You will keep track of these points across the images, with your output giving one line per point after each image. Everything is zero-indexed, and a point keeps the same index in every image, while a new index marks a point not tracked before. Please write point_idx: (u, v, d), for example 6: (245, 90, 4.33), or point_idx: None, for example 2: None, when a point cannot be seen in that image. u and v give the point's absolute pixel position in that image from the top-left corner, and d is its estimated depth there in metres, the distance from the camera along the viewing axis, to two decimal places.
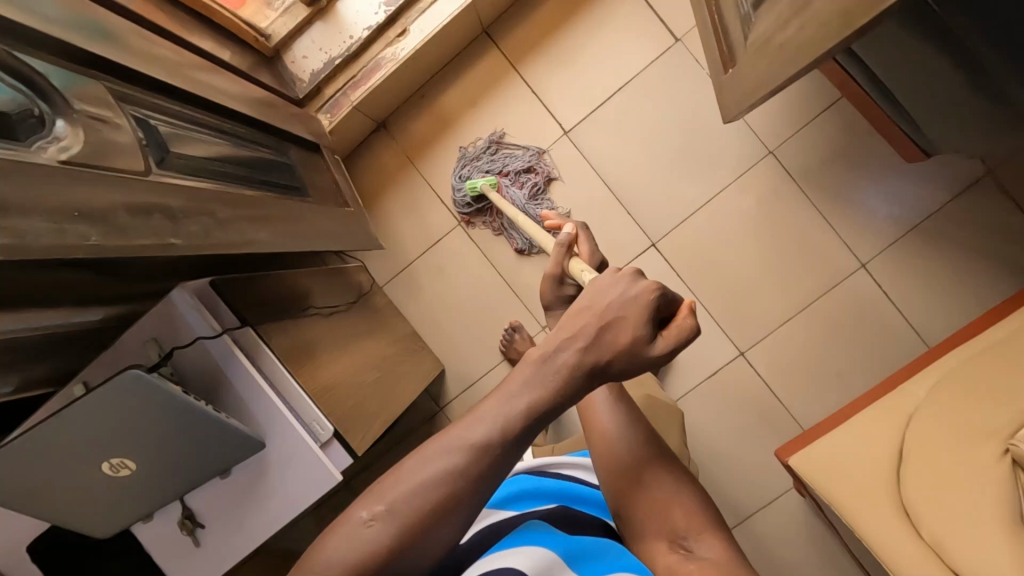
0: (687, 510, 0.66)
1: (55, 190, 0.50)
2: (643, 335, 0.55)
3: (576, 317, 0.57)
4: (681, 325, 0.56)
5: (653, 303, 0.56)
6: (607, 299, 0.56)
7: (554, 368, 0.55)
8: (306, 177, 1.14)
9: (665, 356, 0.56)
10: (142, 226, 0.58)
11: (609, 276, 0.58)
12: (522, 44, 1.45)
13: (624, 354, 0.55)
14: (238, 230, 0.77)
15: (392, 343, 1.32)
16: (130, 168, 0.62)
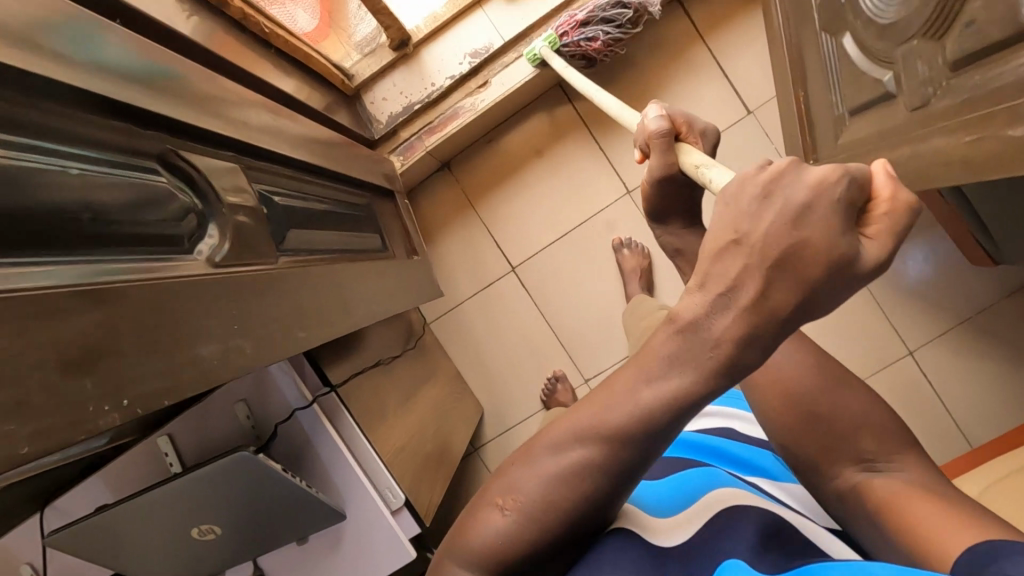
0: (872, 427, 0.61)
1: (218, 305, 0.50)
2: (844, 246, 0.39)
3: (726, 259, 0.42)
4: (885, 211, 0.41)
5: (845, 189, 0.40)
6: (769, 225, 0.40)
7: (710, 340, 0.42)
8: (383, 226, 1.14)
9: (884, 254, 0.40)
10: (277, 327, 0.58)
11: (764, 176, 0.42)
12: (593, 99, 1.45)
13: (818, 283, 0.39)
14: (341, 306, 0.77)
15: (442, 388, 1.32)
16: (264, 260, 0.63)
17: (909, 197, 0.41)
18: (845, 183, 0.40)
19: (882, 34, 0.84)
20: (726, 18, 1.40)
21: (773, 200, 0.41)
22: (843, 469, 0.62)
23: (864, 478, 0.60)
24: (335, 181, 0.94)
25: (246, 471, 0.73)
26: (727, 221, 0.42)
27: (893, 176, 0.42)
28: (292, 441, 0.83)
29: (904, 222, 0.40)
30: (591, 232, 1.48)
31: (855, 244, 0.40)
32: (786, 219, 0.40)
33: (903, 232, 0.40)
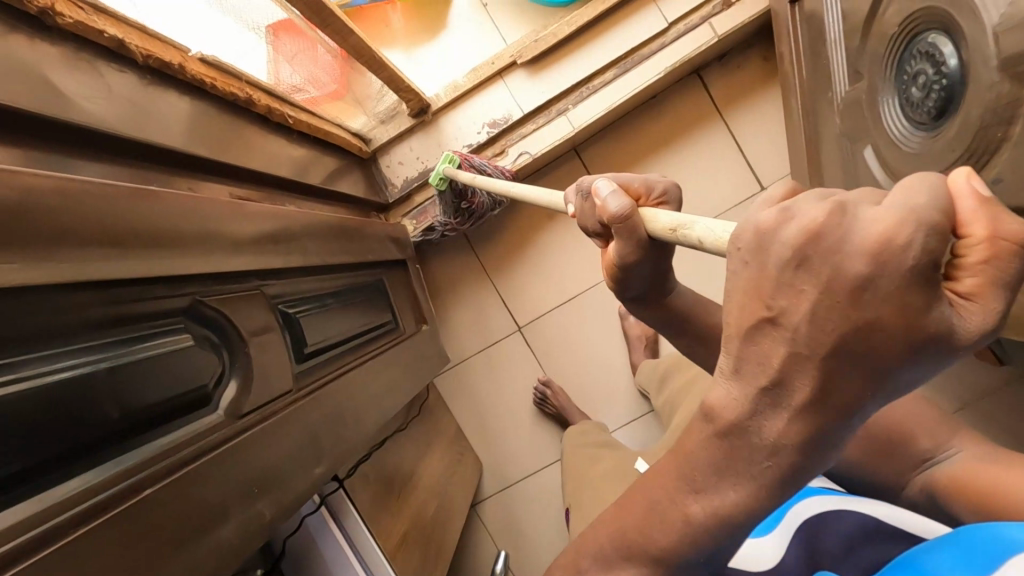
0: (920, 424, 0.65)
1: (225, 476, 0.50)
2: (928, 321, 0.28)
3: (762, 341, 0.33)
4: (990, 250, 0.28)
5: (929, 245, 0.27)
6: (817, 310, 0.30)
7: (765, 445, 0.36)
8: (395, 302, 1.12)
9: (990, 323, 0.28)
10: (286, 475, 0.58)
11: (792, 233, 0.30)
12: (609, 165, 1.44)
13: (889, 369, 0.30)
14: (352, 414, 0.77)
15: (442, 452, 1.32)
16: (283, 391, 0.63)
17: (1017, 221, 0.28)
18: (929, 233, 0.27)
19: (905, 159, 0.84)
20: (745, 93, 1.40)
21: (814, 267, 0.30)
22: (907, 471, 0.64)
23: (930, 472, 0.62)
24: (347, 271, 0.93)
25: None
26: (753, 295, 0.33)
27: (989, 197, 0.28)
28: (300, 549, 0.81)
29: (1019, 253, 0.28)
30: (599, 296, 1.48)
31: (944, 314, 0.28)
32: (842, 284, 0.29)
33: (1021, 265, 0.28)
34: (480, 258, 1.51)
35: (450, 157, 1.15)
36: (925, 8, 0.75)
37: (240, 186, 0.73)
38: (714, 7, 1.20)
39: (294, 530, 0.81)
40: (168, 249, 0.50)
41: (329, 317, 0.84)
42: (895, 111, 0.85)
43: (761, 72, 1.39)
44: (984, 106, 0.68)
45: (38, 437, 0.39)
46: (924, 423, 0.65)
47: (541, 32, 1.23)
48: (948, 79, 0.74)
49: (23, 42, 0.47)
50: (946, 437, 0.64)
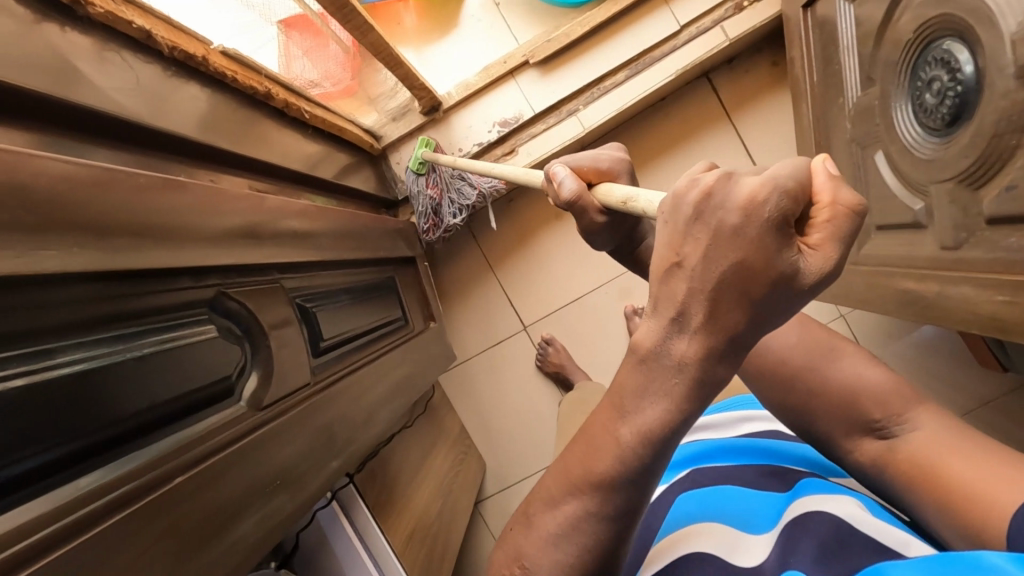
0: (877, 395, 0.61)
1: (247, 464, 0.51)
2: (783, 263, 0.34)
3: (671, 283, 0.38)
4: (829, 214, 0.35)
5: (780, 201, 0.34)
6: (706, 246, 0.35)
7: (673, 365, 0.39)
8: (405, 300, 1.12)
9: (829, 271, 0.35)
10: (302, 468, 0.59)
11: (694, 196, 0.36)
12: None
13: (763, 298, 0.35)
14: (364, 410, 0.77)
15: (446, 450, 1.32)
16: (302, 384, 0.63)
17: (852, 195, 0.36)
18: (781, 193, 0.34)
19: (917, 165, 0.85)
20: (753, 98, 1.40)
21: (707, 219, 0.35)
22: (858, 440, 0.61)
23: (883, 447, 0.59)
24: (359, 268, 0.93)
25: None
26: (667, 244, 0.38)
27: (836, 176, 0.36)
28: (313, 543, 0.81)
29: (847, 221, 0.35)
30: (604, 296, 1.49)
31: (794, 260, 0.35)
32: (724, 232, 0.35)
33: (850, 231, 0.35)
34: (487, 258, 1.51)
35: (427, 142, 1.20)
36: (940, 15, 0.76)
37: (258, 181, 0.73)
38: (725, 11, 1.21)
39: (309, 525, 0.81)
40: (197, 241, 0.51)
41: (343, 313, 0.84)
42: (907, 117, 0.86)
43: (769, 77, 1.40)
44: (999, 114, 0.69)
45: (72, 423, 0.40)
46: (884, 391, 0.61)
47: (553, 33, 1.23)
48: (963, 85, 0.75)
49: (56, 32, 0.47)
50: (904, 412, 0.59)
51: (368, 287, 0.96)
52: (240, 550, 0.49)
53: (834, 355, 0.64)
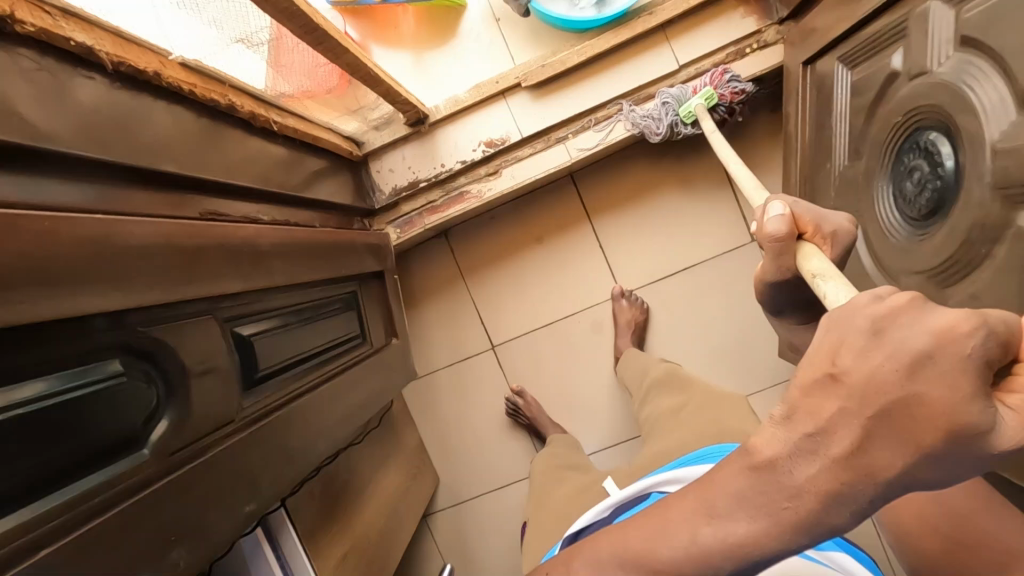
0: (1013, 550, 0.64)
1: (158, 518, 0.49)
2: (976, 412, 0.36)
3: (820, 394, 0.40)
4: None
5: (991, 356, 0.37)
6: (872, 372, 0.38)
7: (791, 488, 0.40)
8: (366, 317, 1.10)
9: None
10: (222, 513, 0.58)
11: (915, 326, 0.38)
12: (604, 197, 1.43)
13: (929, 440, 0.37)
14: (303, 443, 0.76)
15: (400, 466, 1.32)
16: (226, 426, 0.61)
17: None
18: (988, 336, 0.37)
19: (891, 252, 0.83)
20: (750, 143, 1.38)
21: (885, 339, 0.38)
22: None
23: None
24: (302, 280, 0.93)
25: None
26: (825, 353, 0.40)
27: None
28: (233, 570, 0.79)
29: None
30: (577, 324, 1.46)
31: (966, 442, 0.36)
32: (929, 364, 0.37)
33: None
34: (463, 273, 1.49)
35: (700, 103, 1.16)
36: (930, 104, 0.74)
37: (211, 198, 0.70)
38: (727, 56, 1.18)
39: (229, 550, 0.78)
40: (120, 282, 0.48)
41: (290, 336, 0.81)
42: (887, 199, 0.84)
43: (768, 125, 1.37)
44: (971, 220, 0.68)
45: None
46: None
47: (549, 57, 1.19)
48: (942, 180, 0.73)
49: None
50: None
51: (324, 305, 0.94)
52: None
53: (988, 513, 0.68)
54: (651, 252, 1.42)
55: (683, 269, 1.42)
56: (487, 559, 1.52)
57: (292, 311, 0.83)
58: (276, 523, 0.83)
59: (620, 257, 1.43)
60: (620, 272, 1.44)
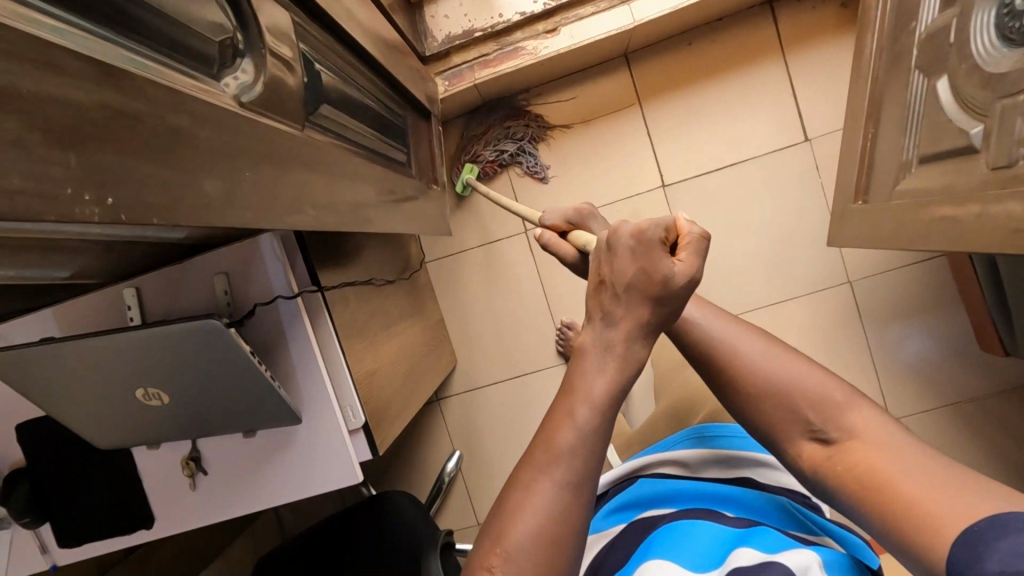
0: (812, 394, 0.59)
1: (241, 143, 0.45)
2: (663, 266, 0.50)
3: (601, 296, 0.53)
4: (694, 240, 0.53)
5: (658, 233, 0.52)
6: (620, 268, 0.51)
7: (606, 345, 0.51)
8: (411, 145, 1.07)
9: (695, 275, 0.52)
10: (292, 196, 0.53)
11: (627, 230, 0.52)
12: (657, 81, 1.39)
13: (656, 294, 0.50)
14: (360, 205, 0.72)
15: (424, 329, 1.29)
16: (293, 122, 0.57)
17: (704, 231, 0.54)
18: (655, 225, 0.52)
19: (986, 85, 0.79)
20: (813, 39, 1.34)
21: (614, 249, 0.52)
22: (795, 439, 0.59)
23: (818, 448, 0.58)
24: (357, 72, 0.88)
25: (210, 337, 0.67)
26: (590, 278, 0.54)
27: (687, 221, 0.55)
28: (269, 332, 0.77)
29: (701, 244, 0.53)
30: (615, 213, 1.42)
31: (671, 269, 0.51)
32: (633, 251, 0.51)
33: (705, 250, 0.53)
34: None
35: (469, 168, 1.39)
36: None
37: None
38: None
39: (267, 303, 0.76)
40: None
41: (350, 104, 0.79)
42: (986, 29, 0.79)
43: (835, 19, 1.33)
44: None
45: None
46: (813, 394, 0.58)
47: None
48: None
49: None
50: (838, 414, 0.57)
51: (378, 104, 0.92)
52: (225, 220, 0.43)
53: (765, 350, 0.61)
54: (698, 144, 1.39)
55: (729, 164, 1.39)
56: (500, 447, 1.49)
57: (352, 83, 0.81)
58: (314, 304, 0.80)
59: (666, 146, 1.40)
60: (665, 162, 1.40)
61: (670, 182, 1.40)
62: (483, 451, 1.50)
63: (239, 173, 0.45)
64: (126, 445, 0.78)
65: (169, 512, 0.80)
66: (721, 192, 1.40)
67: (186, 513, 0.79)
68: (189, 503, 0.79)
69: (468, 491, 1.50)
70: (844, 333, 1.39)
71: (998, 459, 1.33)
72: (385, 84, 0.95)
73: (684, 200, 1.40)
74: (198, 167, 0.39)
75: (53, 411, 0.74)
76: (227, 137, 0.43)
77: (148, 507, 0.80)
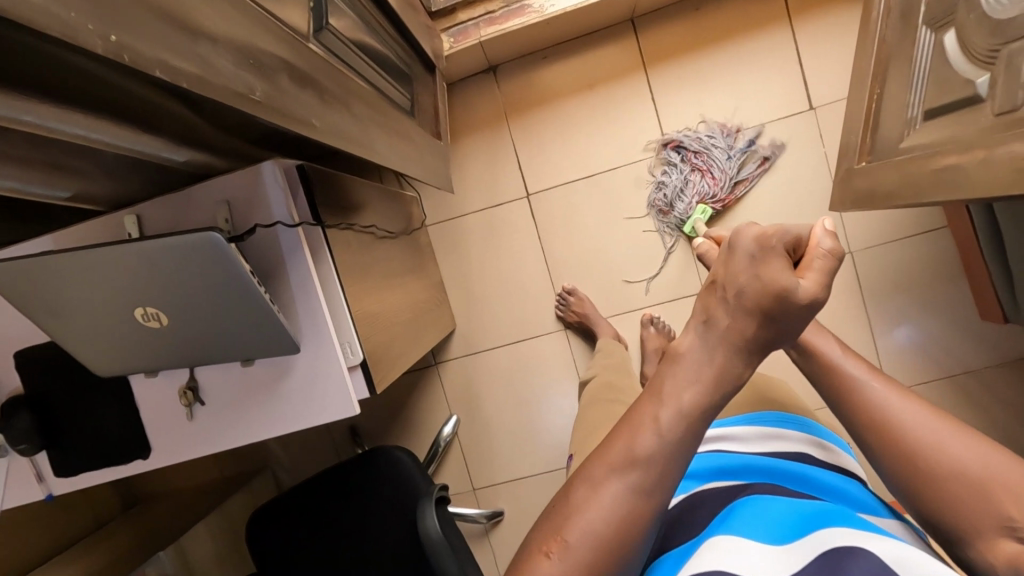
0: (1010, 486, 0.53)
1: (246, 28, 0.45)
2: (791, 278, 0.53)
3: (709, 294, 0.56)
4: (822, 255, 0.56)
5: (786, 243, 0.55)
6: (734, 269, 0.54)
7: (705, 356, 0.53)
8: (415, 95, 1.07)
9: (820, 293, 0.54)
10: (295, 98, 0.54)
11: (749, 235, 0.55)
12: (662, 47, 1.39)
13: (770, 305, 0.52)
14: (363, 130, 0.72)
15: (426, 288, 1.29)
16: (298, 29, 0.57)
17: (834, 250, 0.56)
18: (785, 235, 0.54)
19: (991, 32, 0.79)
20: (819, 6, 1.34)
21: (733, 250, 0.55)
22: (989, 535, 0.54)
23: (1018, 548, 0.52)
24: (362, 13, 0.89)
25: (211, 255, 0.66)
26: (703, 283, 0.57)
27: (827, 238, 0.57)
28: (266, 259, 0.76)
29: (830, 266, 0.55)
30: (618, 179, 1.42)
31: (798, 282, 0.53)
32: (752, 257, 0.54)
33: (834, 270, 0.55)
34: (507, 116, 1.45)
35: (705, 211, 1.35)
36: None
37: None
38: None
39: (265, 227, 0.75)
40: None
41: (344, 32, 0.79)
42: None
43: None
44: None
45: None
46: (1012, 483, 0.54)
47: None
48: None
49: None
50: None
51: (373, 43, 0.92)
52: (227, 101, 0.44)
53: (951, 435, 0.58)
54: (702, 112, 1.39)
55: (732, 132, 1.39)
56: (497, 412, 1.49)
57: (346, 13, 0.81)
58: (316, 239, 0.79)
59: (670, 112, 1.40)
60: (668, 128, 1.40)
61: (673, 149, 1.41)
62: (480, 415, 1.50)
63: (247, 59, 0.45)
64: (125, 372, 0.78)
65: (167, 441, 0.80)
66: None
67: (184, 442, 0.80)
68: (184, 433, 0.80)
69: (464, 455, 1.51)
70: (844, 304, 1.39)
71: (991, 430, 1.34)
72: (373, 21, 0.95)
73: None
74: (208, 39, 0.41)
75: (51, 335, 0.74)
76: (238, 19, 0.44)
77: (144, 437, 0.80)
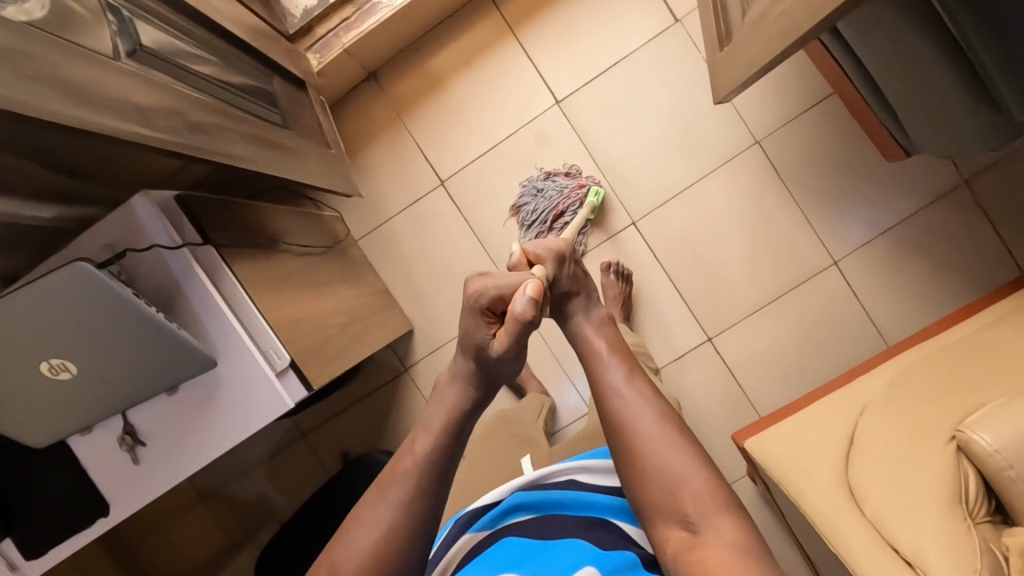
0: (694, 491, 0.68)
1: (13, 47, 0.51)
2: (482, 336, 0.69)
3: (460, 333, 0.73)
4: (511, 320, 0.66)
5: (486, 304, 0.68)
6: (464, 323, 0.70)
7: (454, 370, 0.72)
8: (288, 111, 1.10)
9: (505, 349, 0.67)
10: (100, 103, 0.60)
11: (471, 294, 0.69)
12: (522, 7, 1.44)
13: (478, 349, 0.69)
14: (208, 136, 0.77)
15: (365, 294, 1.31)
16: (97, 49, 0.63)
17: (524, 312, 0.65)
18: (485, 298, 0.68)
19: None
20: None
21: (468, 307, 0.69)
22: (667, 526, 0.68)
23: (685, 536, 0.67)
24: (207, 42, 0.94)
25: (93, 289, 0.68)
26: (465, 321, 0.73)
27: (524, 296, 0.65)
28: (159, 283, 0.79)
29: (517, 328, 0.65)
30: (521, 141, 1.46)
31: (488, 338, 0.68)
32: (468, 313, 0.70)
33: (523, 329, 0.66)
34: (400, 115, 1.49)
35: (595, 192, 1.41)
36: None
37: None
38: None
39: (144, 250, 0.78)
40: None
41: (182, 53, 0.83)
42: None
43: None
44: None
45: None
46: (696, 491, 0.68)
47: None
48: None
49: None
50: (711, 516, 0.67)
51: (226, 68, 0.96)
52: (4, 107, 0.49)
53: (668, 444, 0.71)
54: (578, 55, 1.43)
55: (611, 64, 1.43)
56: None
57: (183, 39, 0.85)
58: (212, 262, 0.80)
59: (548, 63, 1.44)
60: (552, 79, 1.44)
61: (563, 98, 1.44)
62: None
63: (22, 71, 0.51)
64: (62, 437, 0.79)
65: (121, 493, 0.81)
66: (611, 90, 1.43)
67: (137, 489, 0.81)
68: (136, 478, 0.81)
69: None
70: (768, 192, 1.42)
71: (943, 268, 1.36)
72: (224, 47, 0.98)
73: (579, 112, 1.44)
74: None
75: None
76: None
77: (100, 494, 0.81)
